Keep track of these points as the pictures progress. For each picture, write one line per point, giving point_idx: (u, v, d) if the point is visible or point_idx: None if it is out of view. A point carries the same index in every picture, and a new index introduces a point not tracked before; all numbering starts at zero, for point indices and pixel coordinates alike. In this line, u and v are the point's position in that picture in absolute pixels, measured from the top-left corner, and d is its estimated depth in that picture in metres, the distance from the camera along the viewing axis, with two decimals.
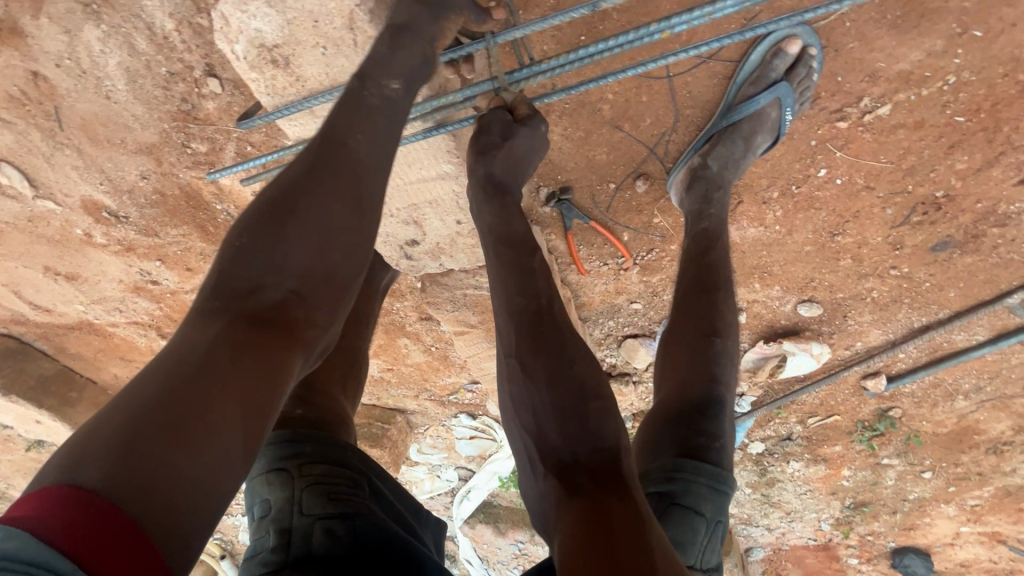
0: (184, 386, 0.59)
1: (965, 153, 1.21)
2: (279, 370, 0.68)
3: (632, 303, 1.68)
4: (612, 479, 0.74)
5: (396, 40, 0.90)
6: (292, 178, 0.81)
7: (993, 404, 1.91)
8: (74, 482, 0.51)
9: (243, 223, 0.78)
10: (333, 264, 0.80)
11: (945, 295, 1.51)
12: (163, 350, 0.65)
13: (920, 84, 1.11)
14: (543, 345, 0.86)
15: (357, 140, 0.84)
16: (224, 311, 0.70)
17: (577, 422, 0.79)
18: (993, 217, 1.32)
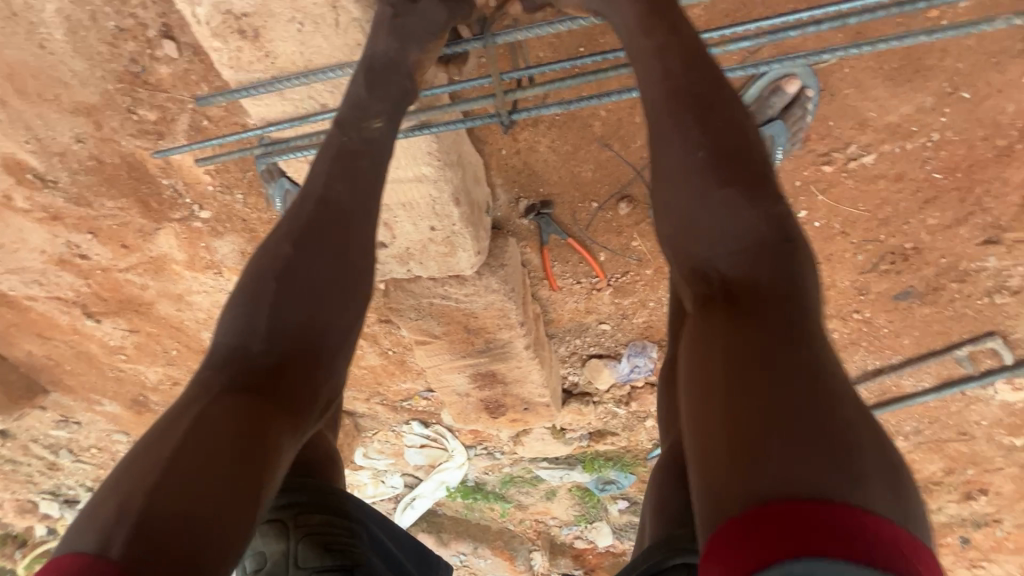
0: (172, 447, 0.56)
1: (937, 210, 1.23)
2: (275, 427, 0.63)
3: (601, 323, 1.64)
4: (767, 289, 0.61)
5: (370, 79, 0.86)
6: (278, 244, 0.77)
7: (928, 446, 2.00)
8: (72, 554, 0.49)
9: (244, 284, 0.75)
10: (329, 313, 0.74)
11: (900, 342, 1.55)
12: (158, 420, 0.62)
13: (906, 137, 1.12)
14: (705, 134, 0.71)
15: (339, 191, 0.81)
16: (224, 378, 0.66)
17: (736, 241, 0.66)
18: (954, 273, 1.36)
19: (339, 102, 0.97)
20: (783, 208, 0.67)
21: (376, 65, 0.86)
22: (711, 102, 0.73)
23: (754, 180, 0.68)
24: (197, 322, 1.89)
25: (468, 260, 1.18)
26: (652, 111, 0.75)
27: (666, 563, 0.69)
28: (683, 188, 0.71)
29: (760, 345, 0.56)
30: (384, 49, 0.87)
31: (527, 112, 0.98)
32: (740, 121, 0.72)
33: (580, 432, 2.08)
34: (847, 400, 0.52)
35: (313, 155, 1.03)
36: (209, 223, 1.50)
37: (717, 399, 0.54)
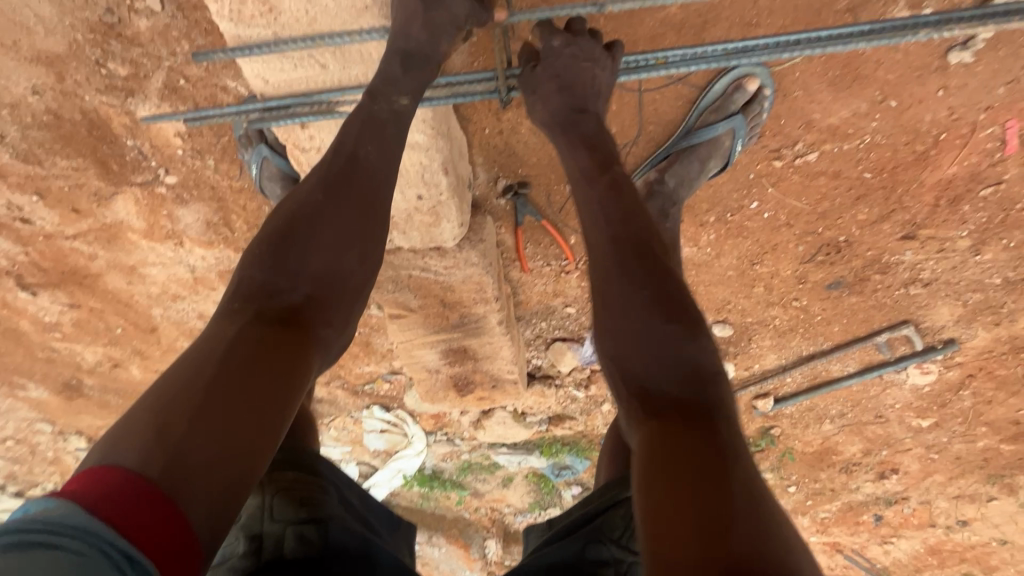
0: (208, 379, 0.65)
1: (866, 206, 1.40)
2: (296, 367, 0.72)
3: (567, 307, 1.72)
4: (697, 409, 0.77)
5: (406, 64, 0.93)
6: (309, 193, 0.87)
7: (850, 429, 2.22)
8: (109, 463, 0.58)
9: (263, 234, 0.84)
10: (346, 268, 0.86)
11: (830, 328, 1.73)
12: (191, 349, 0.71)
13: (844, 139, 1.28)
14: (648, 281, 0.88)
15: (367, 151, 0.90)
16: (246, 309, 0.75)
17: (652, 345, 0.83)
18: (877, 265, 1.54)
19: (339, 66, 0.98)
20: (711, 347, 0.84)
21: (413, 57, 0.93)
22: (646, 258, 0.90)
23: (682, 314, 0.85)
24: (149, 296, 1.81)
25: (452, 231, 1.22)
26: (600, 262, 0.92)
27: (620, 494, 0.87)
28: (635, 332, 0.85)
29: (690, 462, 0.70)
30: (417, 41, 0.93)
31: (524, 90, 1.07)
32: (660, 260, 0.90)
33: (540, 416, 2.16)
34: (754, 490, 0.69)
35: (310, 119, 1.02)
36: (174, 189, 1.45)
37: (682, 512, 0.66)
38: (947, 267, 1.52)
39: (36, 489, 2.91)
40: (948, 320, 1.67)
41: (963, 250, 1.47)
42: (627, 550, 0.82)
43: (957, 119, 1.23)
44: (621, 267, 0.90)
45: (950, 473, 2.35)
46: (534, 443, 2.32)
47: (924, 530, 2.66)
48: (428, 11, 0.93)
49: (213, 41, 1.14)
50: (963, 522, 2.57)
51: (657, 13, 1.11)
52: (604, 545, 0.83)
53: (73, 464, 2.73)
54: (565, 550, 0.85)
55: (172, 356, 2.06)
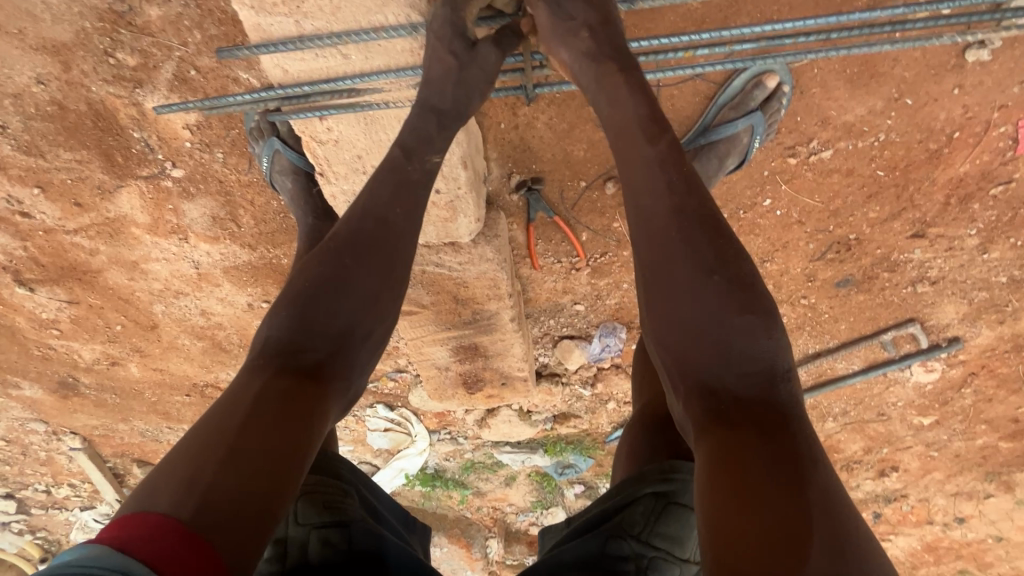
0: (236, 432, 0.65)
1: (878, 204, 1.41)
2: (315, 418, 0.72)
3: (576, 304, 1.72)
4: (763, 413, 0.71)
5: (441, 122, 0.93)
6: (338, 248, 0.84)
7: (852, 427, 2.24)
8: (144, 508, 0.58)
9: (286, 295, 0.82)
10: (366, 326, 0.84)
11: (837, 327, 1.74)
12: (214, 404, 0.71)
13: (858, 136, 1.28)
14: (715, 259, 0.78)
15: (395, 214, 0.88)
16: (271, 362, 0.75)
17: (722, 343, 0.75)
18: (886, 263, 1.54)
19: (362, 57, 0.92)
20: (785, 346, 0.76)
21: (446, 115, 0.92)
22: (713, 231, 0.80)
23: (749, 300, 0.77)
24: (151, 292, 1.78)
25: (468, 226, 1.20)
26: (651, 232, 0.82)
27: (637, 492, 0.84)
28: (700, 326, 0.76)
29: (755, 465, 0.66)
30: (450, 98, 0.92)
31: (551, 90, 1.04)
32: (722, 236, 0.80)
33: (546, 414, 2.16)
34: (840, 516, 0.63)
35: (331, 114, 0.98)
36: (180, 182, 1.43)
37: (746, 522, 0.62)
38: (954, 266, 1.53)
39: (27, 490, 2.85)
40: (953, 318, 1.68)
41: (970, 248, 1.49)
42: (647, 545, 0.80)
43: (971, 117, 1.23)
44: (680, 243, 0.79)
45: (948, 471, 2.37)
46: (538, 441, 2.32)
47: (922, 527, 2.68)
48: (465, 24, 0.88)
49: (226, 31, 1.12)
50: (961, 519, 2.59)
51: (678, 8, 1.11)
52: (625, 540, 0.80)
53: (66, 464, 2.68)
54: (583, 544, 0.80)
55: (172, 354, 2.03)
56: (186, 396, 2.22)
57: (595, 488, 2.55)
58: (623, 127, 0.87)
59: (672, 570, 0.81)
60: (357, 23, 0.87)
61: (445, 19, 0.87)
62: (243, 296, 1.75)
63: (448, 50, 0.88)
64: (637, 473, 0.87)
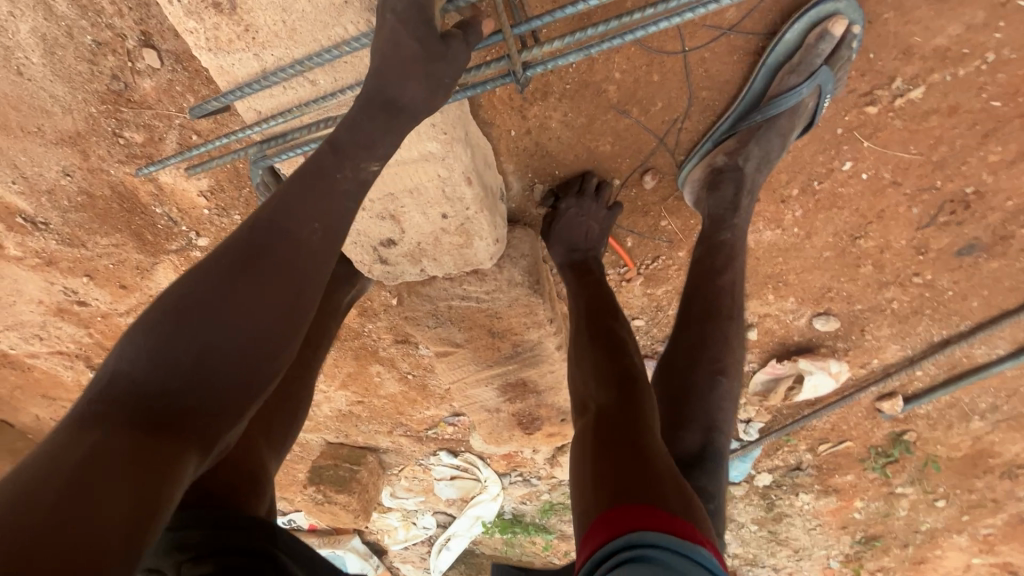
0: (10, 514, 0.44)
1: (999, 143, 1.11)
2: (158, 486, 0.51)
3: (633, 319, 1.52)
4: (634, 409, 0.83)
5: (387, 119, 0.73)
6: (221, 258, 0.64)
7: (1009, 425, 1.80)
8: None
9: (148, 314, 0.62)
10: (254, 354, 0.61)
11: (967, 305, 1.40)
12: (9, 473, 0.50)
13: (957, 63, 1.01)
14: (604, 317, 1.03)
15: (311, 229, 0.67)
16: (105, 412, 0.55)
17: (607, 363, 0.93)
18: (1023, 217, 1.21)
19: (332, 80, 0.82)
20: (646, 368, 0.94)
21: (392, 114, 0.72)
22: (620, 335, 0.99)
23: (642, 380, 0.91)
24: None
25: (487, 249, 1.06)
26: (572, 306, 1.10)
27: None
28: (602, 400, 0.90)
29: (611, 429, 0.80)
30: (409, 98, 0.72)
31: (544, 67, 0.84)
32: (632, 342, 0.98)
33: None
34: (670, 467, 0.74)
35: (313, 149, 0.90)
36: (208, 251, 1.42)
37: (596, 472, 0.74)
38: None
39: None
40: None
41: None
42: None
43: None
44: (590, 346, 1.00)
45: None
46: None
47: None
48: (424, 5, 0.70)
49: (216, 89, 1.08)
50: None
51: None
52: None
53: None
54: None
55: None
56: None
57: None
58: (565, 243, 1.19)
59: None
60: (318, 42, 0.77)
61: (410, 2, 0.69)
62: None
63: (413, 38, 0.70)
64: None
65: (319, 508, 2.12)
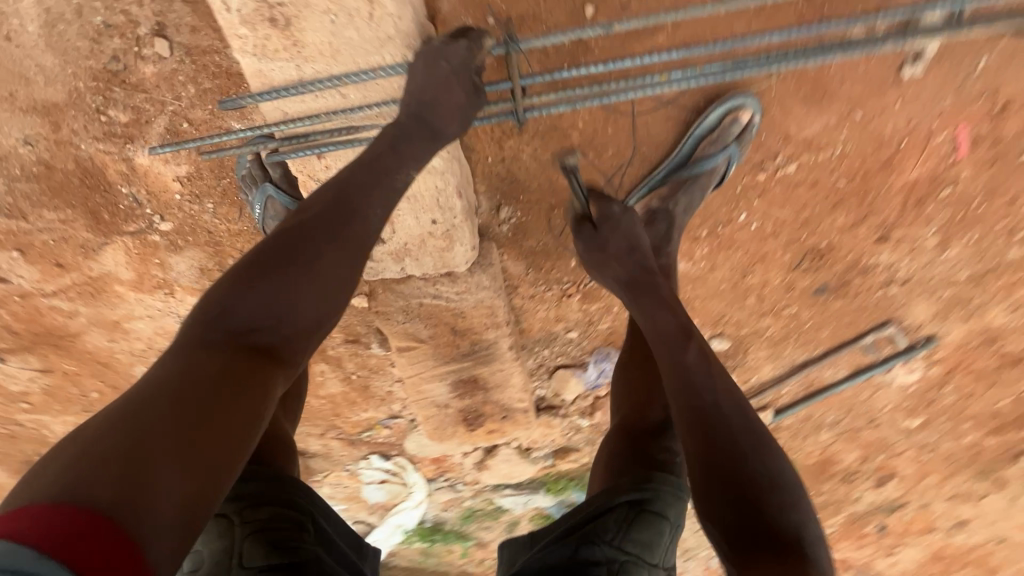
0: (175, 412, 0.65)
1: (843, 212, 1.51)
2: (259, 401, 0.73)
3: (569, 332, 1.74)
4: (784, 548, 0.82)
5: (421, 136, 0.90)
6: (302, 228, 0.82)
7: (846, 436, 2.26)
8: (65, 493, 0.55)
9: (245, 261, 0.81)
10: (321, 313, 0.84)
11: (819, 334, 1.80)
12: (154, 372, 0.69)
13: (818, 150, 1.39)
14: (749, 436, 0.92)
15: (374, 211, 0.87)
16: (219, 339, 0.74)
17: (753, 503, 0.86)
18: (857, 268, 1.63)
19: (360, 96, 0.96)
20: (803, 509, 0.87)
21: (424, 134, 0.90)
22: (737, 414, 0.94)
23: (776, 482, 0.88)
24: (131, 355, 1.70)
25: (464, 254, 1.22)
26: (687, 388, 0.98)
27: (610, 502, 0.96)
28: (722, 510, 0.87)
29: None
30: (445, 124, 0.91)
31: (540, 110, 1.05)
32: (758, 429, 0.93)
33: (545, 451, 2.13)
34: None
35: (328, 151, 1.02)
36: (168, 236, 1.42)
37: None
38: (919, 266, 1.63)
39: None
40: (925, 317, 1.77)
41: (931, 248, 1.59)
42: (618, 551, 0.93)
43: (914, 126, 1.36)
44: (696, 416, 0.95)
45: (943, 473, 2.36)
46: (540, 480, 2.27)
47: (925, 536, 2.66)
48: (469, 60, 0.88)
49: (220, 84, 1.17)
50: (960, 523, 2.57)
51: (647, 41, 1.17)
52: (597, 546, 0.92)
53: None
54: (559, 552, 0.93)
55: None
56: None
57: None
58: (663, 334, 1.08)
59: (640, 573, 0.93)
60: (356, 65, 0.92)
61: (463, 59, 0.87)
62: None
63: (458, 87, 0.88)
64: (611, 485, 0.99)
65: None
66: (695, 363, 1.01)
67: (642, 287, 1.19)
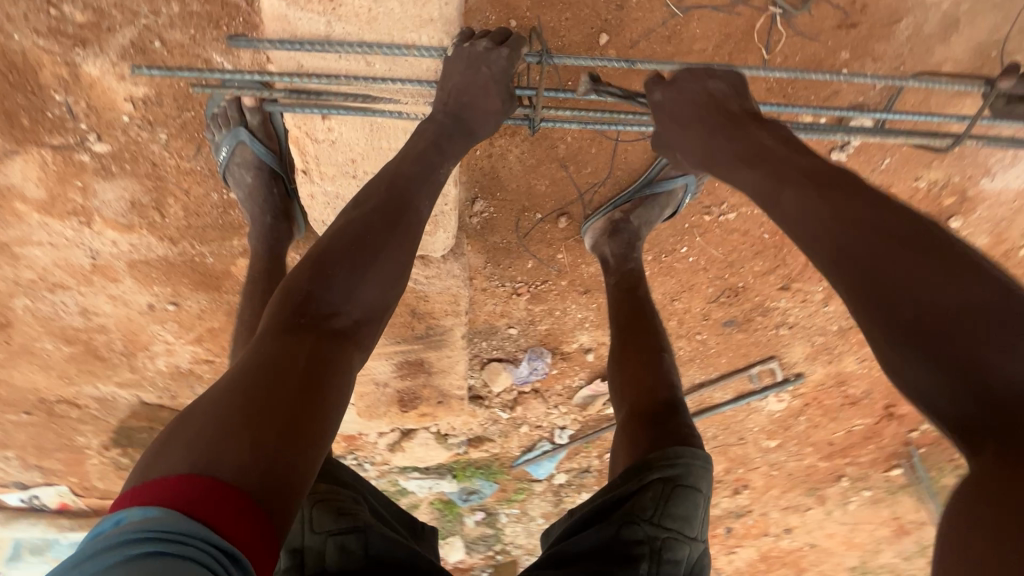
0: (275, 392, 0.71)
1: (761, 260, 1.76)
2: (339, 383, 0.78)
3: (509, 328, 1.82)
4: (1011, 418, 0.62)
5: (456, 127, 0.93)
6: (364, 221, 0.86)
7: (719, 449, 2.61)
8: (189, 468, 0.63)
9: (315, 252, 0.84)
10: (388, 301, 0.87)
11: (719, 359, 2.07)
12: (247, 359, 0.76)
13: (754, 205, 1.61)
14: (928, 269, 0.69)
15: (422, 203, 0.90)
16: (300, 327, 0.79)
17: (936, 344, 0.67)
18: (760, 308, 1.90)
19: (385, 68, 0.95)
20: None
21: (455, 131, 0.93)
22: (943, 269, 0.69)
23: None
24: (16, 280, 1.48)
25: (444, 242, 1.26)
26: (816, 237, 0.79)
27: (648, 477, 0.94)
28: (949, 394, 0.66)
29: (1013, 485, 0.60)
30: (487, 109, 0.94)
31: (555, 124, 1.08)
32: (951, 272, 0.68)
33: (460, 438, 2.19)
34: None
35: (337, 114, 0.98)
36: (101, 158, 1.26)
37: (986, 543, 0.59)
38: (805, 314, 1.95)
39: None
40: (800, 356, 2.10)
41: (816, 301, 1.91)
42: (658, 528, 0.91)
43: None
44: (867, 287, 0.72)
45: (784, 488, 2.78)
46: (448, 465, 2.32)
47: (759, 539, 3.03)
48: (508, 67, 0.91)
49: (211, 11, 1.08)
50: (787, 530, 2.97)
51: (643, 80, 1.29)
52: (638, 525, 0.89)
53: None
54: (597, 533, 0.90)
55: (21, 360, 1.67)
56: (26, 414, 1.82)
57: (494, 515, 2.58)
58: (781, 179, 0.86)
59: (682, 548, 0.91)
60: (390, 37, 0.91)
61: (503, 67, 0.90)
62: (144, 295, 1.54)
63: (492, 86, 0.91)
64: (641, 462, 0.98)
65: (112, 477, 1.84)
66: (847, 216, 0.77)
67: (752, 138, 0.96)
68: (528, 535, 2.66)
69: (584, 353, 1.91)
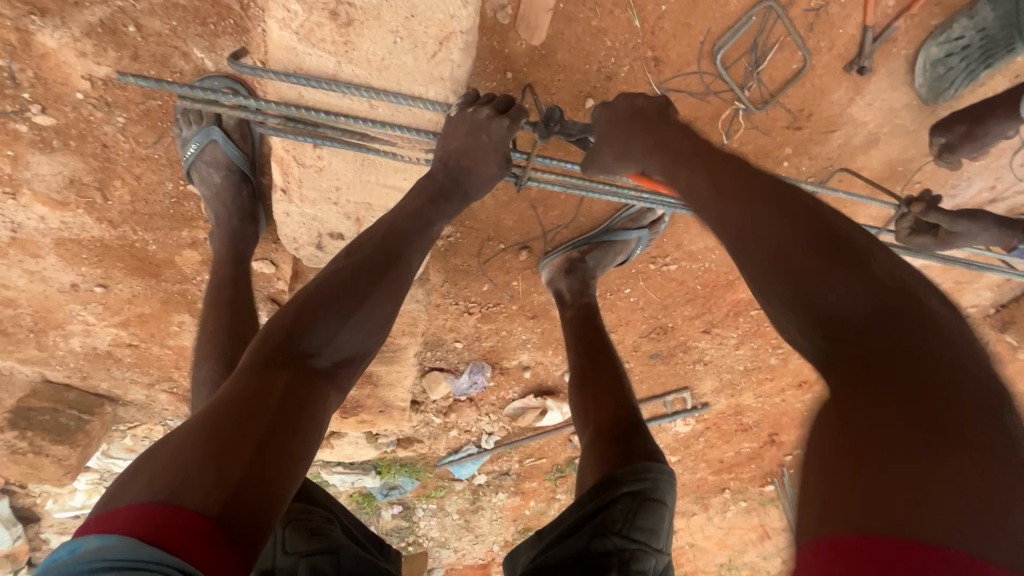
0: (250, 419, 0.74)
1: (691, 305, 1.94)
2: (312, 419, 0.81)
3: (455, 341, 1.86)
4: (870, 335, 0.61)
5: (442, 196, 1.02)
6: (353, 270, 0.94)
7: None
8: (156, 497, 0.63)
9: (300, 298, 0.91)
10: (366, 347, 0.94)
11: (640, 386, 2.26)
12: (224, 391, 0.79)
13: (692, 259, 1.80)
14: (785, 210, 0.73)
15: (412, 255, 0.99)
16: (277, 362, 0.83)
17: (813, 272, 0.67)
18: (682, 345, 2.11)
19: (385, 110, 1.00)
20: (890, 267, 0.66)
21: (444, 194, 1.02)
22: (821, 232, 0.70)
23: (965, 365, 0.57)
24: None
25: None
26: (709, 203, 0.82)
27: (617, 491, 1.03)
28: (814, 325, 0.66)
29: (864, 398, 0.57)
30: (484, 172, 1.02)
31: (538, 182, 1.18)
32: (909, 284, 0.65)
33: (388, 438, 2.25)
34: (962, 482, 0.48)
35: (330, 146, 1.00)
36: (42, 131, 1.15)
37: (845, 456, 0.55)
38: (718, 353, 2.17)
39: None
40: (708, 388, 2.35)
41: (730, 344, 2.14)
42: (625, 540, 0.98)
43: None
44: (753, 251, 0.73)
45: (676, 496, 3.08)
46: (372, 462, 2.37)
47: None
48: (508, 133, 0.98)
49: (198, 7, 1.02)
50: None
51: None
52: (608, 537, 0.97)
53: None
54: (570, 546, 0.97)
55: None
56: None
57: (411, 508, 2.64)
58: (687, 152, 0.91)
59: (648, 560, 0.98)
60: (397, 84, 0.97)
61: (503, 137, 0.97)
62: (68, 274, 1.42)
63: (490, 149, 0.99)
64: (610, 477, 1.06)
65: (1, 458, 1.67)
66: (749, 202, 0.76)
67: (684, 140, 0.96)
68: (442, 528, 2.75)
69: (522, 370, 2.01)
